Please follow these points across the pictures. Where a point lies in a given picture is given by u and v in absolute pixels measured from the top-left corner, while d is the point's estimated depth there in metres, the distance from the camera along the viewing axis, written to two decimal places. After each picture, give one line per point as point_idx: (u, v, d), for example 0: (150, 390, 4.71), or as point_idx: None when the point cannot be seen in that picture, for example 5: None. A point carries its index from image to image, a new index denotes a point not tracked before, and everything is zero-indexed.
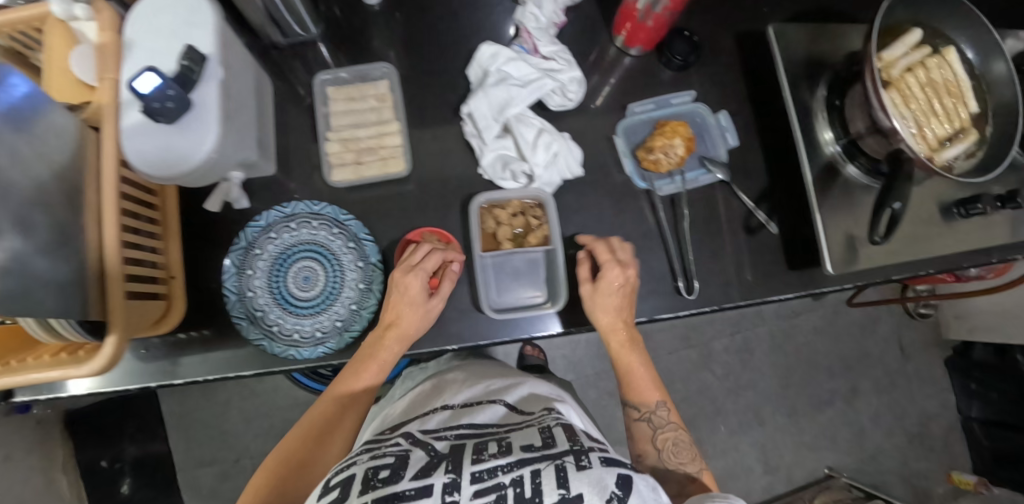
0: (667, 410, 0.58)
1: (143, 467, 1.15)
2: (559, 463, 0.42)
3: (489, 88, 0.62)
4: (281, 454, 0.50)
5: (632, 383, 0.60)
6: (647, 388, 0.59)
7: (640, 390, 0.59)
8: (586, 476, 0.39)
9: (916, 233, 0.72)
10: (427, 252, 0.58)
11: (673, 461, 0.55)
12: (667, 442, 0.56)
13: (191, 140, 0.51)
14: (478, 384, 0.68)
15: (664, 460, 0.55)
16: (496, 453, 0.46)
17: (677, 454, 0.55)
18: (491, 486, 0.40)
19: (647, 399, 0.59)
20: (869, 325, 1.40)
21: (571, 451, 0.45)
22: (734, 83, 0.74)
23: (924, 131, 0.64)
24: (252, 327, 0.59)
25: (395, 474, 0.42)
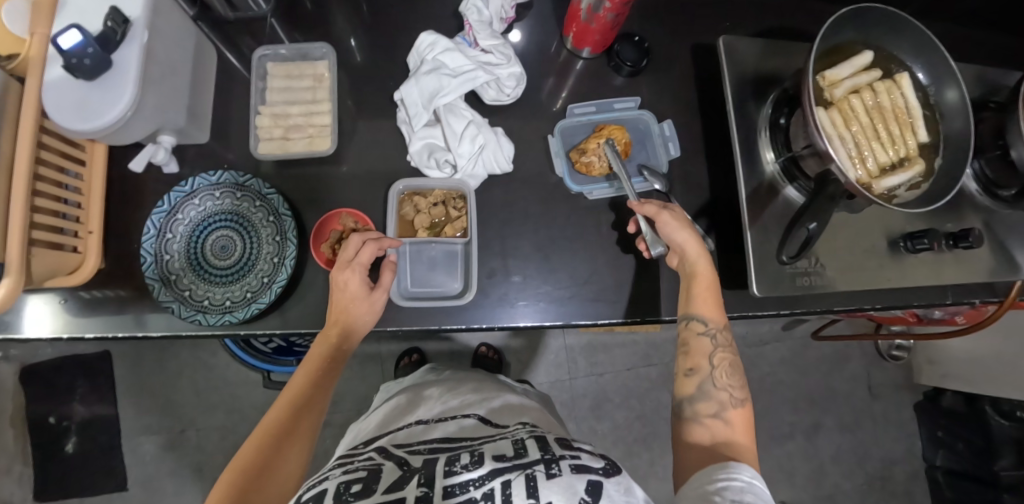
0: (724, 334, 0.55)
1: (88, 429, 1.16)
2: (530, 472, 0.45)
3: (420, 76, 0.62)
4: (240, 458, 0.47)
5: (697, 294, 0.56)
6: (710, 304, 0.56)
7: (705, 300, 0.55)
8: (556, 484, 0.43)
9: (857, 262, 0.70)
10: (360, 245, 0.57)
11: (725, 380, 0.52)
12: (724, 361, 0.53)
13: (107, 99, 0.52)
14: (453, 398, 0.67)
15: (714, 378, 0.52)
16: (467, 464, 0.48)
17: (730, 375, 0.53)
18: (463, 501, 0.43)
19: (715, 313, 0.55)
20: (839, 362, 1.40)
21: (541, 460, 0.47)
22: (685, 94, 0.73)
23: (868, 154, 0.62)
24: (164, 289, 0.59)
25: (366, 488, 0.44)
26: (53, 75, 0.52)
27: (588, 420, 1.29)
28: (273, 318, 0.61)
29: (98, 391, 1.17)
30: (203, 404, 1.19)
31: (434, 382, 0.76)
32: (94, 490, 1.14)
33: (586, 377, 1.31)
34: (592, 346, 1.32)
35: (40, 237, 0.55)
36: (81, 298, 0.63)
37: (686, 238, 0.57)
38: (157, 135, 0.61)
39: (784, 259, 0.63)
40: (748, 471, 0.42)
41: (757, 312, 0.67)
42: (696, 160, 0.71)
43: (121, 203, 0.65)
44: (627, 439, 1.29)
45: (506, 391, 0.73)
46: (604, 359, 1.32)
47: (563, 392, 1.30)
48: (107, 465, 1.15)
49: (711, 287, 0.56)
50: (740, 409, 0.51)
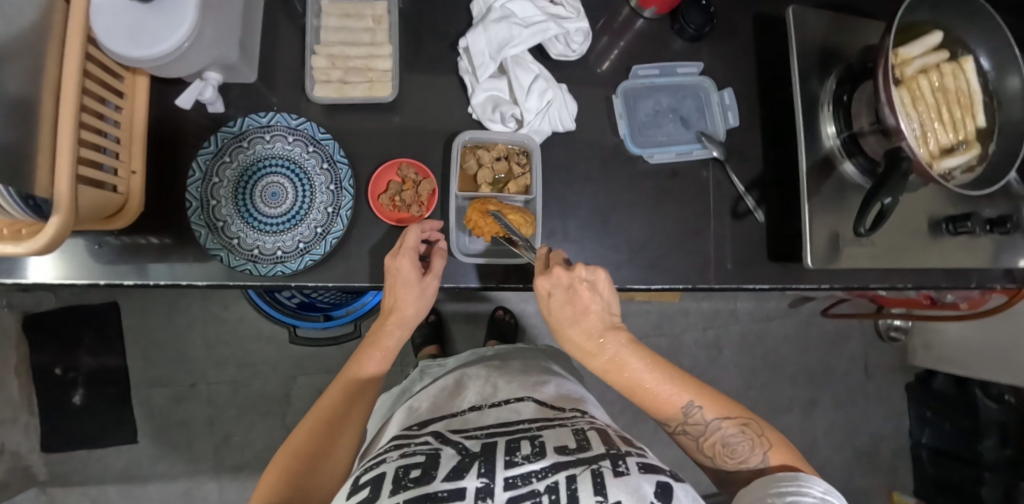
0: (698, 409, 0.49)
1: (95, 380, 1.13)
2: (596, 468, 0.42)
3: (489, 24, 0.59)
4: (295, 443, 0.48)
5: (650, 407, 0.50)
6: (663, 398, 0.49)
7: (657, 407, 0.49)
8: (623, 483, 0.40)
9: (900, 241, 0.71)
10: (408, 232, 0.55)
11: (731, 461, 0.49)
12: (716, 446, 0.49)
13: (163, 24, 0.48)
14: (502, 381, 0.64)
15: (721, 464, 0.50)
16: (527, 456, 0.45)
17: (733, 453, 0.48)
18: (525, 494, 0.40)
19: (671, 415, 0.49)
20: (840, 342, 1.44)
21: (606, 455, 0.44)
22: (745, 62, 0.71)
23: (928, 135, 0.63)
24: (210, 236, 0.56)
25: (426, 474, 0.42)
26: None
27: (597, 386, 1.32)
28: (324, 270, 0.59)
29: (105, 342, 1.14)
30: (213, 358, 1.17)
31: (478, 363, 0.75)
32: (102, 441, 1.12)
33: None
34: None
35: (87, 174, 0.51)
36: (119, 242, 0.60)
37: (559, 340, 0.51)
38: (204, 71, 0.57)
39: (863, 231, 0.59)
40: (819, 487, 0.43)
41: (802, 285, 0.68)
42: (752, 131, 0.70)
43: (163, 143, 0.62)
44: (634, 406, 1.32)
45: (552, 374, 0.71)
46: None
47: None
48: (115, 416, 1.13)
49: (650, 389, 0.49)
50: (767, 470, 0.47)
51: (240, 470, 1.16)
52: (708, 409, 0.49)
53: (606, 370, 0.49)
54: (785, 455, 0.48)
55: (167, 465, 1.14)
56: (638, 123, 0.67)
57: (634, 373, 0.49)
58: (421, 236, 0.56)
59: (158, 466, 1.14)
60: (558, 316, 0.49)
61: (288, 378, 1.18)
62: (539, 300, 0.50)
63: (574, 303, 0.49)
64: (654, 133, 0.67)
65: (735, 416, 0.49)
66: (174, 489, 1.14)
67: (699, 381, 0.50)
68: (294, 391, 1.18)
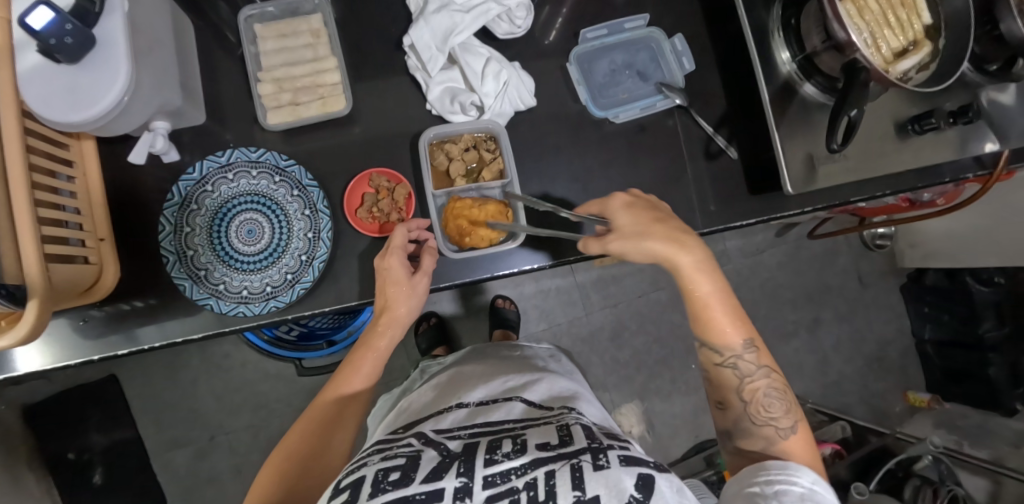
0: (752, 350, 0.50)
1: (111, 456, 1.11)
2: (575, 462, 0.41)
3: (429, 16, 0.57)
4: (290, 448, 0.48)
5: (709, 327, 0.51)
6: (726, 323, 0.51)
7: (710, 331, 0.50)
8: (603, 477, 0.39)
9: (869, 151, 0.73)
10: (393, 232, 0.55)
11: (762, 415, 0.48)
12: (757, 393, 0.49)
13: (97, 82, 0.46)
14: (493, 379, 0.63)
15: (749, 414, 0.49)
16: (507, 453, 0.44)
17: (768, 407, 0.49)
18: (502, 493, 0.39)
19: (729, 341, 0.50)
20: (830, 258, 1.47)
21: (587, 448, 0.43)
22: (688, 5, 0.71)
23: (878, 43, 0.64)
24: (196, 287, 0.56)
25: (405, 475, 0.41)
26: (27, 64, 0.45)
27: (608, 353, 1.29)
28: (321, 296, 0.59)
29: (112, 416, 1.12)
30: (225, 408, 1.15)
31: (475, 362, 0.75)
32: None
33: (601, 310, 1.30)
34: (604, 279, 1.30)
35: (55, 248, 0.49)
36: (108, 311, 0.59)
37: (641, 233, 0.51)
38: (150, 121, 0.55)
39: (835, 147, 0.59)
40: (808, 476, 0.41)
41: (787, 213, 0.68)
42: (708, 70, 0.70)
43: (126, 204, 0.60)
44: (649, 363, 1.31)
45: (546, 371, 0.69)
46: (615, 290, 1.31)
47: (581, 329, 1.29)
48: (141, 485, 1.12)
49: (712, 307, 0.50)
50: (794, 435, 0.47)
51: None
52: (760, 356, 0.50)
53: (687, 270, 0.50)
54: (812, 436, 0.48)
55: None
56: (598, 84, 0.67)
57: (707, 285, 0.50)
58: (409, 236, 0.56)
59: None
60: (631, 230, 0.52)
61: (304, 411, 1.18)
62: (619, 205, 0.54)
63: (649, 222, 0.51)
64: (615, 92, 0.67)
65: (780, 374, 0.50)
66: None
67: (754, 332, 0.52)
68: None
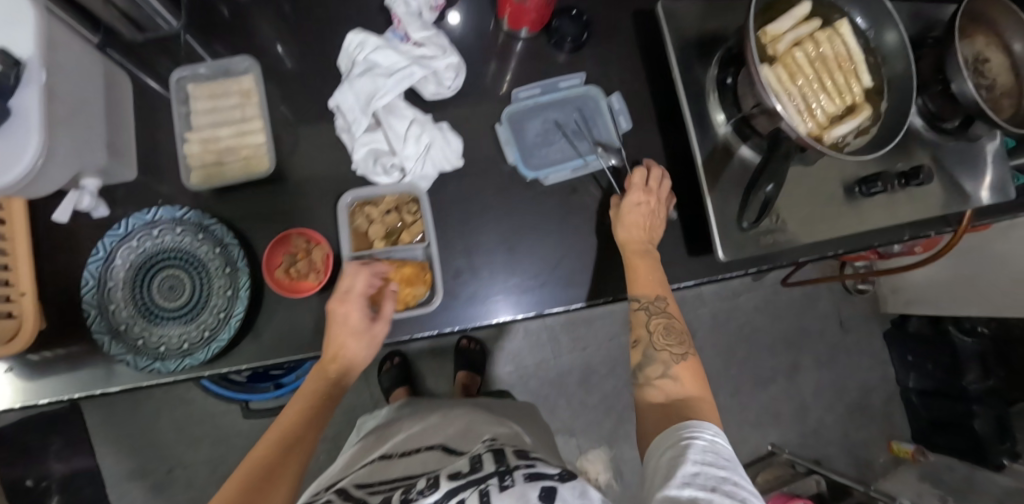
0: (665, 304, 0.57)
1: (70, 485, 1.11)
2: (482, 487, 0.40)
3: (354, 79, 0.58)
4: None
5: (636, 277, 0.58)
6: (653, 285, 0.58)
7: (637, 281, 0.58)
8: (508, 494, 0.38)
9: (818, 212, 0.71)
10: (357, 273, 0.53)
11: (660, 341, 0.55)
12: (659, 326, 0.56)
13: (13, 151, 0.47)
14: (417, 435, 0.63)
15: (653, 343, 0.55)
16: (422, 490, 0.43)
17: (666, 336, 0.55)
18: None
19: (648, 289, 0.57)
20: (810, 302, 1.44)
21: (495, 472, 0.43)
22: (630, 64, 0.71)
23: (811, 107, 0.63)
24: (113, 342, 0.56)
25: None
26: None
27: (577, 396, 1.26)
28: (239, 353, 0.58)
29: (74, 444, 1.12)
30: (185, 440, 1.15)
31: (404, 416, 0.74)
32: None
33: (570, 354, 1.27)
34: (573, 322, 1.28)
35: None
36: (28, 361, 0.58)
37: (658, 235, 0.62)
38: (79, 180, 0.57)
39: (745, 225, 0.62)
40: (710, 431, 0.43)
41: (726, 275, 0.67)
42: (649, 129, 0.70)
43: (55, 255, 0.60)
44: (618, 407, 1.27)
45: (473, 416, 0.70)
46: (585, 332, 1.29)
47: (549, 371, 1.26)
48: None
49: (650, 269, 0.58)
50: (683, 363, 0.53)
51: None
52: (671, 307, 0.57)
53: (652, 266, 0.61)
54: (698, 371, 0.54)
55: None
56: (529, 143, 0.66)
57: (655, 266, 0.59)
58: (372, 280, 0.54)
59: None
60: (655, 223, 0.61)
61: None
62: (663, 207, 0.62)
63: (654, 218, 0.61)
64: (547, 153, 0.66)
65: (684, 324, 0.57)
66: None
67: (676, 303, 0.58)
68: None
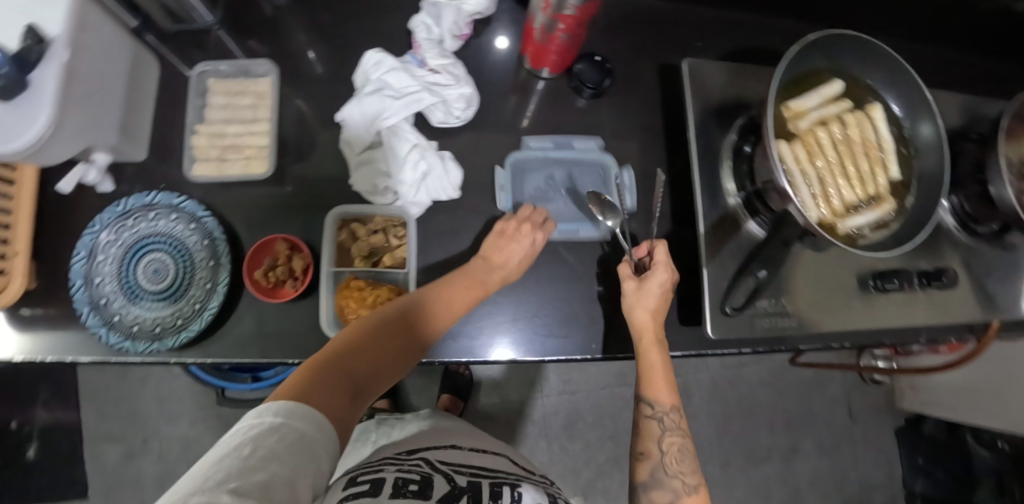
0: (676, 415, 0.53)
1: (50, 436, 1.14)
2: None
3: (363, 96, 0.59)
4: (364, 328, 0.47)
5: (647, 376, 0.55)
6: (665, 384, 0.54)
7: (658, 383, 0.54)
8: None
9: (827, 301, 0.67)
10: (540, 211, 0.61)
11: (675, 466, 0.50)
12: (673, 447, 0.52)
13: (24, 122, 0.49)
14: (474, 434, 0.64)
15: (664, 464, 0.51)
16: None
17: (680, 461, 0.51)
18: None
19: (670, 397, 0.54)
20: (819, 384, 1.36)
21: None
22: (649, 118, 0.70)
23: (827, 192, 0.60)
24: (91, 314, 0.58)
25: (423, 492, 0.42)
26: None
27: (558, 441, 1.22)
28: (207, 346, 0.58)
29: (62, 397, 1.15)
30: (165, 413, 1.17)
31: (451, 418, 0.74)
32: (56, 496, 1.13)
33: (558, 396, 1.23)
34: (567, 364, 1.24)
35: None
36: (12, 318, 0.59)
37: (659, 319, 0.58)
38: (90, 154, 0.59)
39: (728, 310, 0.60)
40: None
41: (716, 353, 0.64)
42: (658, 188, 0.68)
43: (54, 220, 0.62)
44: (599, 459, 1.22)
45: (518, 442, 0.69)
46: (577, 377, 1.24)
47: (534, 410, 1.22)
48: (69, 471, 1.14)
49: (666, 369, 0.55)
50: (695, 495, 0.49)
51: None
52: (684, 425, 0.53)
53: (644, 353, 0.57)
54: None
55: None
56: (525, 200, 0.65)
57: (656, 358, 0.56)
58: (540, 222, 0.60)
59: None
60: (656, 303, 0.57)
61: None
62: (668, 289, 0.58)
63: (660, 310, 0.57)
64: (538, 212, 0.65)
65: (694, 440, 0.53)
66: None
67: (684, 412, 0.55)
68: None
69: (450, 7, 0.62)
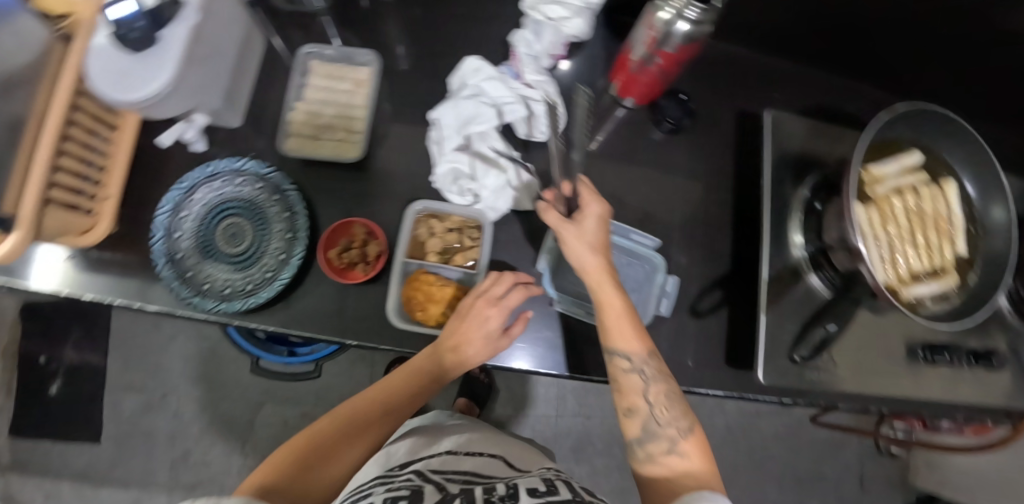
0: (653, 361, 0.52)
1: (76, 376, 1.17)
2: None
3: (460, 99, 0.61)
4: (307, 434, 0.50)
5: (611, 327, 0.52)
6: (632, 331, 0.52)
7: (619, 330, 0.52)
8: None
9: (874, 365, 0.67)
10: (508, 284, 0.56)
11: (667, 416, 0.49)
12: (659, 396, 0.50)
13: (147, 73, 0.52)
14: (473, 433, 0.60)
15: (654, 416, 0.50)
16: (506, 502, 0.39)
17: (670, 408, 0.50)
18: None
19: (634, 343, 0.51)
20: (834, 448, 1.34)
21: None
22: (721, 160, 0.71)
23: (895, 258, 0.61)
24: (167, 267, 0.60)
25: None
26: (98, 41, 0.52)
27: (565, 462, 1.21)
28: (270, 315, 0.60)
29: (93, 340, 1.18)
30: (189, 372, 1.19)
31: (457, 415, 0.70)
32: (71, 435, 1.15)
33: (573, 417, 1.23)
34: (586, 387, 1.24)
35: (54, 196, 0.54)
36: (89, 257, 0.61)
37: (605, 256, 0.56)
38: (190, 113, 0.61)
39: (796, 358, 0.61)
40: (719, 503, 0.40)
41: (759, 398, 0.64)
42: (719, 229, 0.70)
43: (143, 171, 0.64)
44: (603, 487, 1.21)
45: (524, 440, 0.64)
46: (594, 401, 1.24)
47: (546, 428, 1.22)
48: (87, 413, 1.16)
49: (625, 312, 0.52)
50: (688, 440, 0.49)
51: (193, 488, 1.17)
52: (664, 374, 0.52)
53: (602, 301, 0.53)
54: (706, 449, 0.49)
55: (123, 471, 1.16)
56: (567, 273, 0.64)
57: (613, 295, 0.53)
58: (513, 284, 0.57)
59: (115, 470, 1.16)
60: (595, 236, 0.55)
61: (256, 403, 1.19)
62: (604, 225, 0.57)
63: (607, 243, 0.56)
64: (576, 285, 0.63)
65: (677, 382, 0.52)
66: (125, 497, 1.16)
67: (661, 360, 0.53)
68: (259, 418, 1.19)
69: (551, 26, 0.64)
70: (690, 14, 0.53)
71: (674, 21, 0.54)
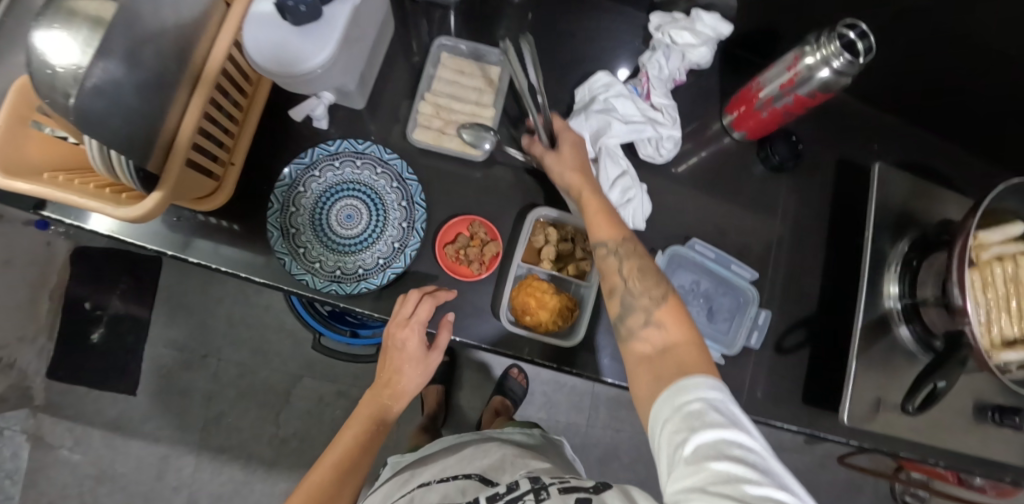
0: (629, 245, 0.52)
1: (120, 326, 1.17)
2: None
3: (591, 113, 0.63)
4: None
5: (591, 222, 0.55)
6: (604, 222, 0.54)
7: (597, 221, 0.54)
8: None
9: (944, 420, 0.69)
10: (416, 302, 0.56)
11: (637, 285, 0.50)
12: (633, 270, 0.51)
13: (306, 48, 0.53)
14: (454, 461, 0.60)
15: (630, 288, 0.50)
16: None
17: (643, 279, 0.50)
18: None
19: (613, 230, 0.53)
20: (850, 491, 1.35)
21: (530, 489, 0.42)
22: (818, 202, 0.73)
23: (990, 325, 0.63)
24: (280, 241, 0.59)
25: None
26: (260, 8, 0.52)
27: (590, 471, 1.23)
28: (376, 300, 0.61)
29: (141, 293, 1.18)
30: (231, 337, 1.19)
31: (455, 438, 0.70)
32: (107, 385, 1.15)
33: (602, 429, 1.25)
34: (619, 401, 1.25)
35: (190, 157, 0.52)
36: (200, 222, 0.63)
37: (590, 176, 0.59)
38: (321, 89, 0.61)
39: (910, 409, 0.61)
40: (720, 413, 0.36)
41: (829, 438, 0.66)
42: (809, 270, 0.71)
43: (262, 142, 0.65)
44: None
45: (516, 446, 0.64)
46: (625, 415, 1.26)
47: (575, 436, 1.24)
48: (126, 364, 1.16)
49: (602, 208, 0.55)
50: (662, 305, 0.47)
51: (222, 452, 1.17)
52: (643, 257, 0.52)
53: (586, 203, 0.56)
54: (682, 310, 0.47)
55: (154, 426, 1.16)
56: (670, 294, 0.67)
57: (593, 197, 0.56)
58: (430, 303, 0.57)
59: (146, 424, 1.16)
60: (570, 156, 0.58)
61: (294, 375, 1.20)
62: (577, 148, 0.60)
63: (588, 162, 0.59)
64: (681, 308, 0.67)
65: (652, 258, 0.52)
66: (152, 453, 1.15)
67: (639, 245, 0.53)
68: (296, 390, 1.20)
69: (678, 52, 0.67)
70: (835, 64, 0.54)
71: (817, 67, 0.56)
